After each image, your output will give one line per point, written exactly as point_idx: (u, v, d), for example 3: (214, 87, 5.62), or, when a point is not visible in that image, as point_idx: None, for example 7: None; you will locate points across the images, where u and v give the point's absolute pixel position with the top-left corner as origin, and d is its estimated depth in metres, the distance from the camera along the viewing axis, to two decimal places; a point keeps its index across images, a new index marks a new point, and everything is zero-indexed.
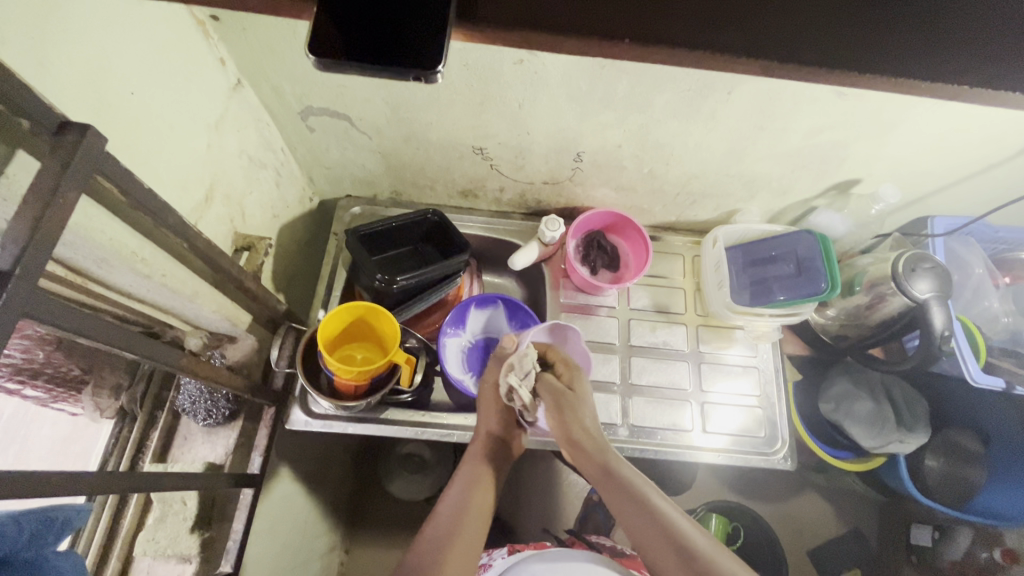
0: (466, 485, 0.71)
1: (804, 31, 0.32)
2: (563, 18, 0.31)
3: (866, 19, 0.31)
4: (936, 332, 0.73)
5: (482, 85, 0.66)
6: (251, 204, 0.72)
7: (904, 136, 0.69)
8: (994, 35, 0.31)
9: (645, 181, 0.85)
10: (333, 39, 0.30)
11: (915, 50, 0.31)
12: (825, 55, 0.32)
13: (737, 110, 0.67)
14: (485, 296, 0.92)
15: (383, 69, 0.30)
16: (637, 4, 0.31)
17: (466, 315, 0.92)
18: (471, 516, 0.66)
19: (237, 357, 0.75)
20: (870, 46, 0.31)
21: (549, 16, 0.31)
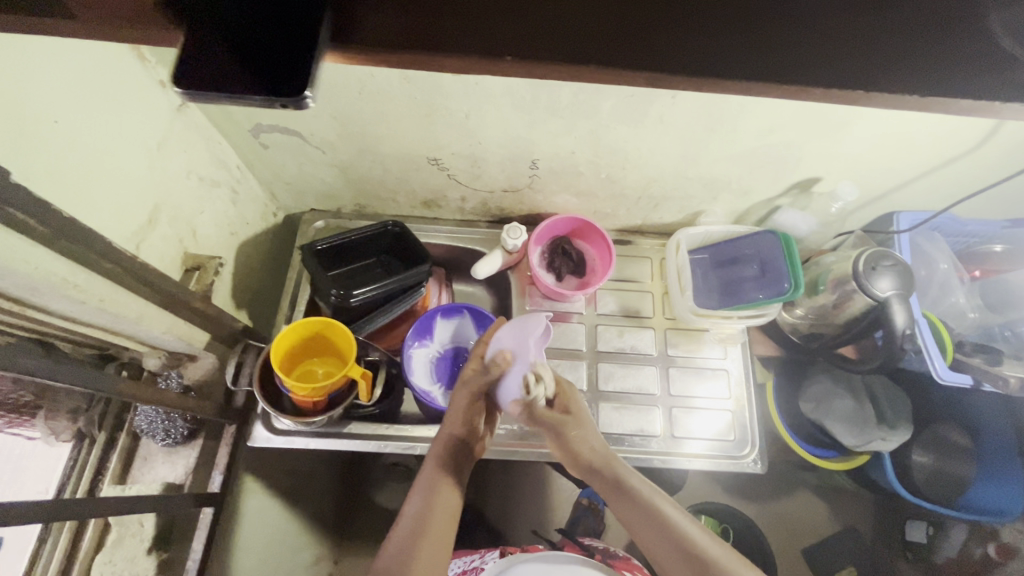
0: (430, 491, 0.68)
1: (690, 43, 0.32)
2: (442, 34, 0.31)
3: (749, 34, 0.32)
4: (897, 331, 0.72)
5: (426, 98, 0.66)
6: (203, 224, 0.72)
7: (858, 134, 0.68)
8: (869, 48, 0.32)
9: (604, 186, 0.84)
10: (205, 62, 0.29)
11: (797, 62, 0.33)
12: (715, 68, 0.32)
13: (686, 114, 0.67)
14: (451, 306, 0.92)
15: (250, 93, 0.29)
16: (520, 19, 0.31)
17: (432, 325, 0.92)
18: (435, 522, 0.65)
19: (197, 376, 0.76)
20: (754, 57, 0.32)
21: (426, 32, 0.30)
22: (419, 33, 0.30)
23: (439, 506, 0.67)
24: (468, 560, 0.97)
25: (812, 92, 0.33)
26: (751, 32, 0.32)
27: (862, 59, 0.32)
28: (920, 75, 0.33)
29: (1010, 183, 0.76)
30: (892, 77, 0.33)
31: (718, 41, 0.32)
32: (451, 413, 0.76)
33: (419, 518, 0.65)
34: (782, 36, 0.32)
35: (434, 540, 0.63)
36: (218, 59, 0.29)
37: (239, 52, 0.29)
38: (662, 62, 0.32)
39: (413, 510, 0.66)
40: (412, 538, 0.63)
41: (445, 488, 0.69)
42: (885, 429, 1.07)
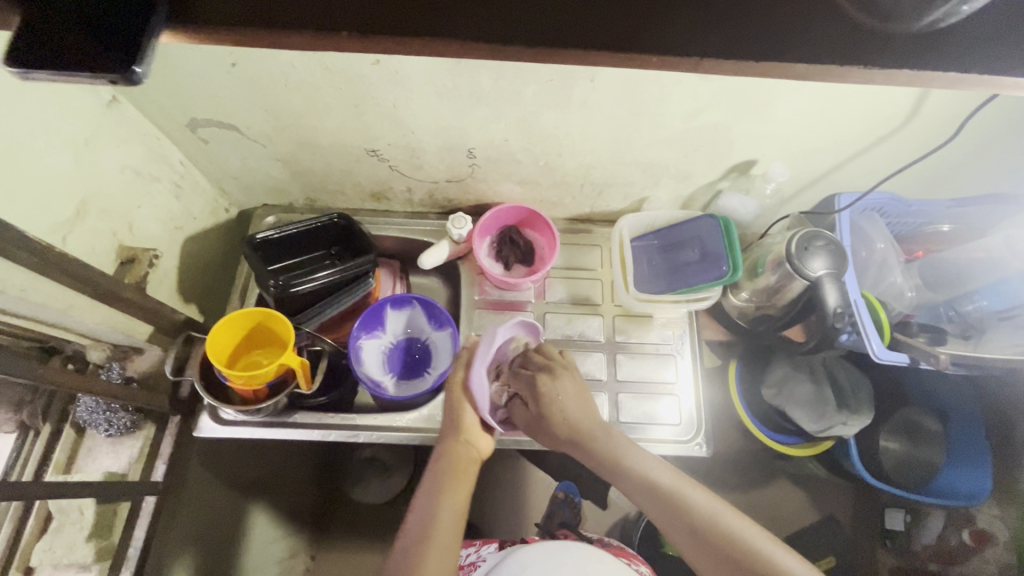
0: (434, 497, 0.67)
1: (524, 16, 0.33)
2: (281, 13, 0.32)
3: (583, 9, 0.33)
4: (828, 309, 0.72)
5: (350, 87, 0.67)
6: (142, 217, 0.73)
7: (781, 114, 0.69)
8: (702, 13, 0.33)
9: (545, 174, 0.85)
10: (35, 43, 0.30)
11: (635, 29, 0.33)
12: (549, 40, 0.32)
13: (608, 97, 0.67)
14: (401, 297, 0.92)
15: (80, 72, 0.30)
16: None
17: (383, 316, 0.92)
18: (440, 529, 0.63)
19: (142, 369, 0.77)
20: (587, 27, 0.33)
21: (263, 10, 0.32)
22: (264, 11, 0.32)
23: (442, 511, 0.65)
24: (465, 553, 0.99)
25: (650, 61, 0.33)
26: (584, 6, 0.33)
27: (700, 18, 0.33)
28: (762, 39, 0.33)
29: (940, 159, 0.76)
30: (733, 38, 0.33)
31: (554, 12, 0.33)
32: (448, 418, 0.75)
33: (427, 521, 0.64)
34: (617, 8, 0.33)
35: (439, 546, 0.62)
36: (49, 40, 0.30)
37: (77, 31, 0.30)
38: (497, 35, 0.32)
39: (417, 518, 0.65)
40: (418, 547, 0.61)
41: (446, 491, 0.67)
42: (847, 414, 1.07)
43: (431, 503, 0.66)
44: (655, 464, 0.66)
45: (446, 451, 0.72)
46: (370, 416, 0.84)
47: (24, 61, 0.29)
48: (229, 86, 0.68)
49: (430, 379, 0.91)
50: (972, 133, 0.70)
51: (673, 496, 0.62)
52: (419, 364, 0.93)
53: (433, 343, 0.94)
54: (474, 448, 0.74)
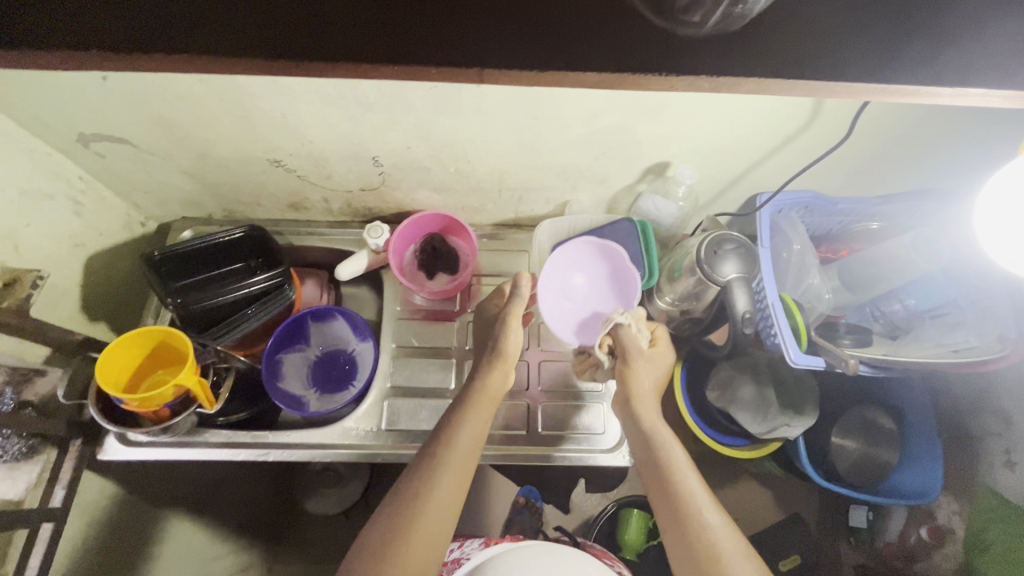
0: (455, 429, 0.63)
1: (296, 33, 0.31)
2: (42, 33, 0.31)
3: (359, 28, 0.32)
4: (737, 314, 0.70)
5: (233, 98, 0.65)
6: (31, 236, 0.71)
7: (680, 116, 0.67)
8: (485, 28, 0.32)
9: (459, 180, 0.83)
10: None
11: (415, 44, 0.31)
12: (316, 53, 0.31)
13: (500, 103, 0.65)
14: (323, 309, 0.90)
15: None
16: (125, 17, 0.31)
17: (304, 328, 0.90)
18: (455, 465, 0.60)
19: (43, 392, 0.74)
20: (359, 43, 0.31)
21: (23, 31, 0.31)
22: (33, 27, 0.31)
23: (458, 446, 0.61)
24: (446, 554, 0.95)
25: (433, 74, 0.31)
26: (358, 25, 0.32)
27: (482, 33, 0.32)
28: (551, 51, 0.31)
29: (847, 159, 0.74)
30: (518, 52, 0.31)
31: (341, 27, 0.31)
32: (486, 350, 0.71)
33: (446, 441, 0.62)
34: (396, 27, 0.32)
35: (451, 478, 0.59)
36: None
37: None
38: (262, 52, 0.31)
39: (431, 449, 0.61)
40: (426, 478, 0.59)
41: (469, 423, 0.63)
42: (791, 415, 1.05)
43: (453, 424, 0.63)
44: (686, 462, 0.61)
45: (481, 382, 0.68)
46: (285, 433, 0.81)
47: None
48: (108, 99, 0.65)
49: (353, 391, 0.89)
50: (870, 131, 0.68)
51: (692, 500, 0.58)
52: (342, 376, 0.90)
53: (357, 354, 0.91)
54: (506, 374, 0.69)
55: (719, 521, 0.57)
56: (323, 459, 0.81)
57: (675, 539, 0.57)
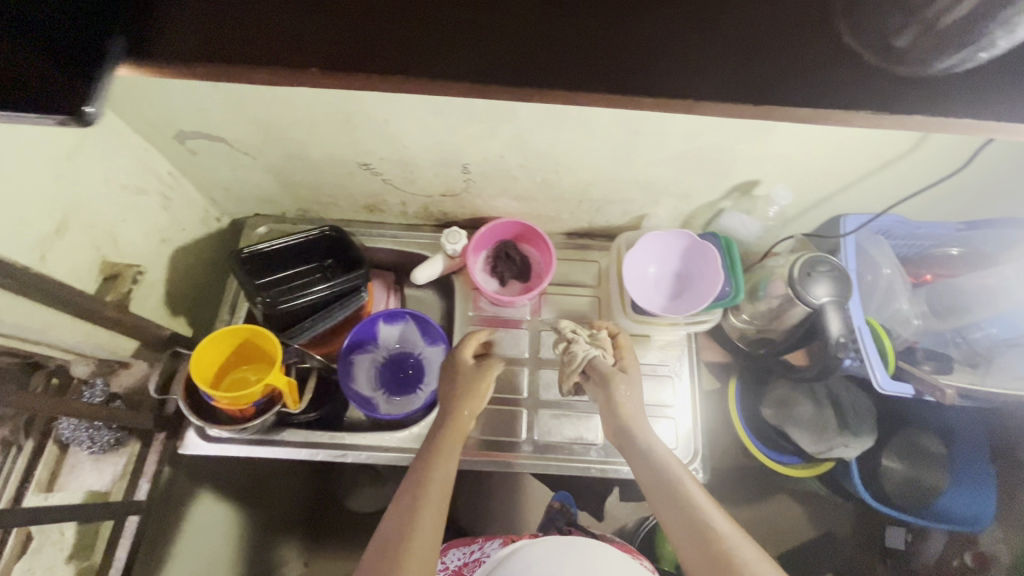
0: (419, 476, 0.64)
1: (514, 60, 0.32)
2: (258, 53, 0.31)
3: (577, 59, 0.32)
4: (831, 338, 0.69)
5: (340, 103, 0.65)
6: (127, 231, 0.72)
7: (785, 138, 0.66)
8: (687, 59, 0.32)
9: (542, 190, 0.83)
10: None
11: (633, 75, 0.32)
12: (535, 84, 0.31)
13: (605, 119, 0.65)
14: (394, 311, 0.90)
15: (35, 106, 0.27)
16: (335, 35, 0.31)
17: (375, 330, 0.90)
18: (430, 508, 0.60)
19: (128, 383, 0.76)
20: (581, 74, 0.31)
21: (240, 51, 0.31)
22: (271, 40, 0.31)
23: (433, 486, 0.63)
24: (468, 550, 0.93)
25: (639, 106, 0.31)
26: (578, 53, 0.32)
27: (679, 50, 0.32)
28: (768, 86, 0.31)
29: (947, 185, 0.74)
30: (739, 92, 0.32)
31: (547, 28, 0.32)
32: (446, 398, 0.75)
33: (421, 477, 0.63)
34: (613, 61, 0.32)
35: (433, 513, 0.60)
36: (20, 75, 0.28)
37: (29, 58, 0.28)
38: (481, 81, 0.31)
39: (413, 482, 0.63)
40: (408, 518, 0.59)
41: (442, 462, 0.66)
42: (848, 435, 1.04)
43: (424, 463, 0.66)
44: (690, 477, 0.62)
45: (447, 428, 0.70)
46: (360, 436, 0.82)
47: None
48: (217, 100, 0.66)
49: (422, 396, 0.88)
50: (975, 163, 0.68)
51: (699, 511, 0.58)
52: (408, 380, 0.90)
53: (424, 358, 0.91)
54: (466, 426, 0.73)
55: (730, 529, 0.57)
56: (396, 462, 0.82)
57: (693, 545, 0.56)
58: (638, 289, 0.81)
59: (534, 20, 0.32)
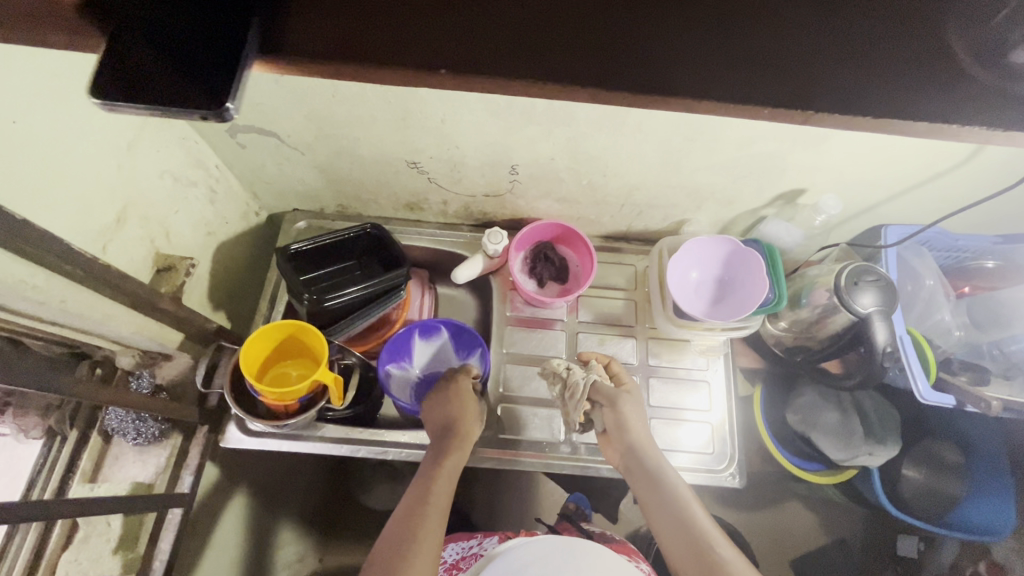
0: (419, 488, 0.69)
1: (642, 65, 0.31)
2: (381, 49, 0.30)
3: (706, 67, 0.31)
4: (878, 347, 0.70)
5: (401, 101, 0.65)
6: (177, 223, 0.72)
7: (840, 148, 0.67)
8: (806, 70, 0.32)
9: (586, 193, 0.83)
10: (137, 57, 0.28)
11: (759, 81, 0.31)
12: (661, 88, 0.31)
13: (663, 125, 0.66)
14: (428, 324, 0.86)
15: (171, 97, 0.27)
16: (456, 30, 0.31)
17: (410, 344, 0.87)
18: (429, 519, 0.65)
19: (169, 376, 0.76)
20: (710, 81, 0.31)
21: (362, 45, 0.30)
22: (399, 40, 0.30)
23: (431, 503, 0.67)
24: (466, 545, 0.95)
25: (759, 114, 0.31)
26: (707, 60, 0.31)
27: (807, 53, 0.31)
28: (896, 99, 0.31)
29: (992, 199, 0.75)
30: (866, 103, 0.31)
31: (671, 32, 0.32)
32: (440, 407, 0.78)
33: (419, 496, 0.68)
34: (738, 64, 0.31)
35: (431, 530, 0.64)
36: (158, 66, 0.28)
37: (166, 52, 0.28)
38: (606, 86, 0.31)
39: (412, 499, 0.68)
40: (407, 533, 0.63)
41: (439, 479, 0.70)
42: (874, 444, 1.04)
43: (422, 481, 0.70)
44: (694, 502, 0.68)
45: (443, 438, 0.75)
46: (400, 433, 0.82)
47: (105, 86, 0.27)
48: (277, 95, 0.66)
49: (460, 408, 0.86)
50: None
51: (704, 535, 0.64)
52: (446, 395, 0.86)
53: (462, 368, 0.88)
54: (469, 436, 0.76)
55: (734, 556, 0.62)
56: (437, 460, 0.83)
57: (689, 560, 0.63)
58: (682, 294, 0.81)
59: (660, 22, 0.32)
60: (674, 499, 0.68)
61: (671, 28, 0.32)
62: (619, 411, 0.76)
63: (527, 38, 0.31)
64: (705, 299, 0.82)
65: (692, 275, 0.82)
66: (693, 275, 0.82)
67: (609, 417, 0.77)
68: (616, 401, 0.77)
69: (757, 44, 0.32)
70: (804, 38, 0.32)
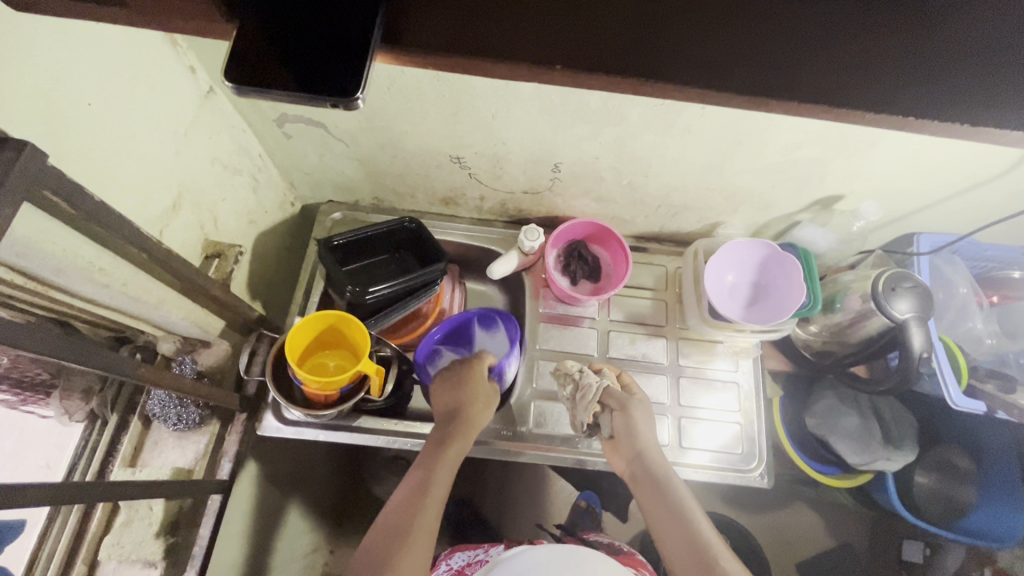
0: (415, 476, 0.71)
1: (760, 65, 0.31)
2: (494, 41, 0.31)
3: (821, 72, 0.31)
4: (914, 353, 0.71)
5: (454, 96, 0.66)
6: (224, 211, 0.72)
7: (885, 155, 0.68)
8: (923, 63, 0.30)
9: (625, 193, 0.84)
10: (263, 52, 0.29)
11: (869, 79, 0.31)
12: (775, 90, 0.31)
13: (714, 127, 0.66)
14: (489, 314, 0.86)
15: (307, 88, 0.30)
16: (567, 22, 0.31)
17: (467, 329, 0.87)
18: (426, 512, 0.68)
19: (209, 362, 0.76)
20: (825, 85, 0.31)
21: (474, 38, 0.30)
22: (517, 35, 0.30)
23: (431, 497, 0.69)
24: (473, 554, 0.94)
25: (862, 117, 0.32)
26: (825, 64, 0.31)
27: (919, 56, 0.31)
28: (1019, 105, 0.30)
29: None
30: (981, 109, 0.31)
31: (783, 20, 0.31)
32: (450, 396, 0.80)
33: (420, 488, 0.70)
34: (850, 61, 0.31)
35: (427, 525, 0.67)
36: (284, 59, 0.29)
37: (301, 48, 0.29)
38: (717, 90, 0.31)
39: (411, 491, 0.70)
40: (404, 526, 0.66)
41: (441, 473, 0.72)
42: (891, 449, 1.03)
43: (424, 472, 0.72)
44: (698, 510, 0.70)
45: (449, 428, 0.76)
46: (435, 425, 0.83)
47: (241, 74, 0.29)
48: None
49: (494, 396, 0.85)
50: None
51: (707, 546, 0.66)
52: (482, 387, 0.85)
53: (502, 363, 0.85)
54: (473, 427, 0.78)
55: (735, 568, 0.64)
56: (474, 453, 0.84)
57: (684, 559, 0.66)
58: (717, 295, 0.82)
59: (778, 15, 0.31)
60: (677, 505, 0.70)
61: (793, 28, 0.31)
62: (629, 416, 0.78)
63: (642, 39, 0.31)
64: (739, 301, 0.83)
65: (725, 276, 0.84)
66: (725, 275, 0.84)
67: (619, 421, 0.79)
68: (627, 406, 0.79)
69: (881, 47, 0.31)
70: (939, 40, 0.30)
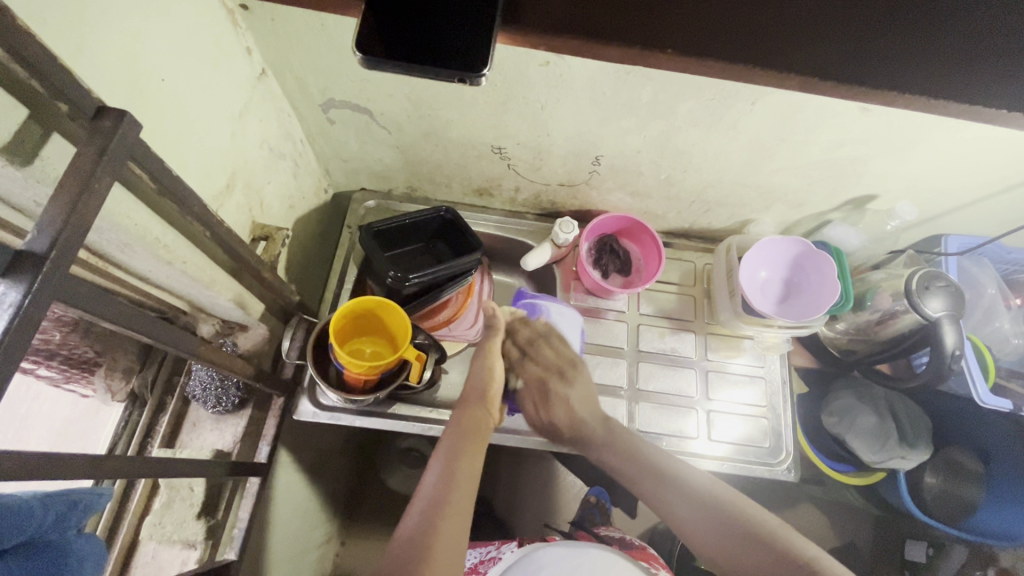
0: (449, 463, 0.68)
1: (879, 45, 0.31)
2: (607, 21, 0.31)
3: (933, 62, 0.31)
4: (947, 350, 0.73)
5: (506, 85, 0.66)
6: (268, 195, 0.72)
7: (924, 155, 0.69)
8: None
9: (661, 188, 0.85)
10: (375, 37, 0.31)
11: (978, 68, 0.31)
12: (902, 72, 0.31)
13: (760, 123, 0.67)
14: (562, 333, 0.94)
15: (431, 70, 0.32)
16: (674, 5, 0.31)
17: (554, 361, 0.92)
18: (457, 500, 0.63)
19: (248, 346, 0.75)
20: (931, 76, 0.31)
21: (586, 19, 0.30)
22: (638, 21, 0.31)
23: (460, 484, 0.65)
24: (484, 551, 0.91)
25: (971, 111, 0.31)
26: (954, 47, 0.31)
27: None
28: None
29: None
30: None
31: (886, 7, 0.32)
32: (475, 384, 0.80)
33: (446, 477, 0.66)
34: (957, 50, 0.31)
35: (463, 512, 0.62)
36: (388, 44, 0.31)
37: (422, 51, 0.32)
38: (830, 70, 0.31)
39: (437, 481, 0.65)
40: (436, 514, 0.61)
41: (466, 461, 0.69)
42: (905, 448, 1.04)
43: (447, 464, 0.68)
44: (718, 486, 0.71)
45: (464, 424, 0.74)
46: None
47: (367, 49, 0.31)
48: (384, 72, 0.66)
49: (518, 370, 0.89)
50: None
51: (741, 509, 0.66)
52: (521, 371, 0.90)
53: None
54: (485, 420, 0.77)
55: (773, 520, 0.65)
56: (507, 442, 0.85)
57: (719, 542, 0.65)
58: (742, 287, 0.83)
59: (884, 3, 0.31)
60: (694, 484, 0.71)
61: (901, 19, 0.31)
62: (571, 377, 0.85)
63: (756, 25, 0.31)
64: (770, 300, 0.85)
65: (755, 275, 0.85)
66: (760, 272, 0.85)
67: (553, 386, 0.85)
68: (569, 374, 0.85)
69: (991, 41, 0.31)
70: None
